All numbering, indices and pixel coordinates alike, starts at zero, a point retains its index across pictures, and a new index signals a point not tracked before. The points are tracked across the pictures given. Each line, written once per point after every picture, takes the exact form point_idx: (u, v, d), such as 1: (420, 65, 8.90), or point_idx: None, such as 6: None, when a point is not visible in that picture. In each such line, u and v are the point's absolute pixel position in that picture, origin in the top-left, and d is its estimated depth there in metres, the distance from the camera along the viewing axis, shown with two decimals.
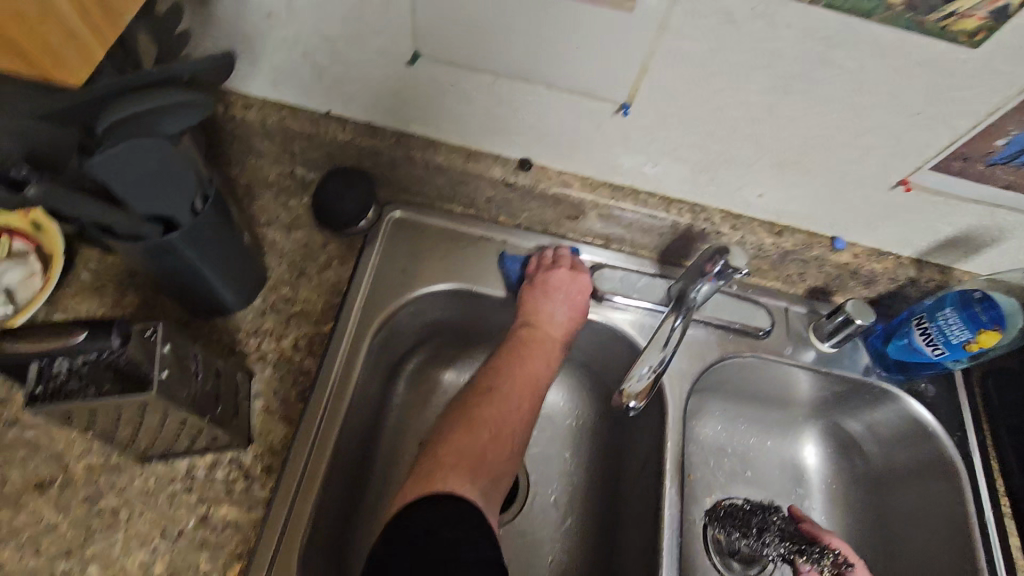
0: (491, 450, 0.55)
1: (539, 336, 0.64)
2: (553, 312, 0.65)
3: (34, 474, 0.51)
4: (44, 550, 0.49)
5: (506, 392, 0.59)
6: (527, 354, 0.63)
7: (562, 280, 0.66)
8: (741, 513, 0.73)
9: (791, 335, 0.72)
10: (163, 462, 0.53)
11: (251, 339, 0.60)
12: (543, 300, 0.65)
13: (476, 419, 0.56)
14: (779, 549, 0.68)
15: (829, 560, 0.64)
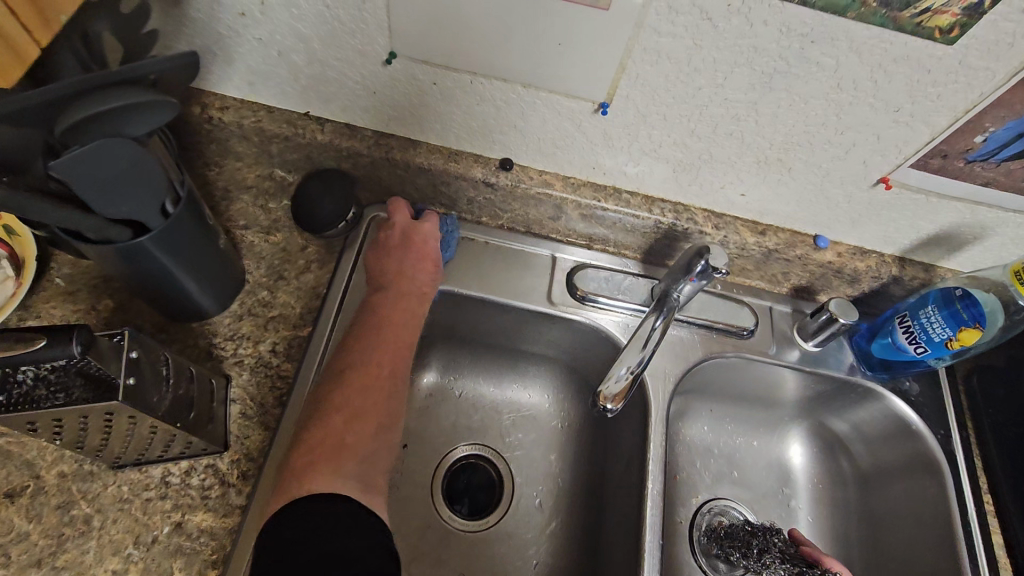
0: (351, 434, 0.54)
1: (399, 296, 0.63)
2: (403, 266, 0.64)
3: (4, 482, 0.50)
4: (14, 560, 0.48)
5: (360, 369, 0.58)
6: (385, 319, 0.61)
7: (409, 232, 0.65)
8: (741, 533, 0.67)
9: (776, 334, 0.72)
10: (137, 468, 0.52)
11: (228, 343, 0.59)
12: (405, 254, 0.65)
13: (352, 399, 0.56)
14: (780, 573, 0.62)
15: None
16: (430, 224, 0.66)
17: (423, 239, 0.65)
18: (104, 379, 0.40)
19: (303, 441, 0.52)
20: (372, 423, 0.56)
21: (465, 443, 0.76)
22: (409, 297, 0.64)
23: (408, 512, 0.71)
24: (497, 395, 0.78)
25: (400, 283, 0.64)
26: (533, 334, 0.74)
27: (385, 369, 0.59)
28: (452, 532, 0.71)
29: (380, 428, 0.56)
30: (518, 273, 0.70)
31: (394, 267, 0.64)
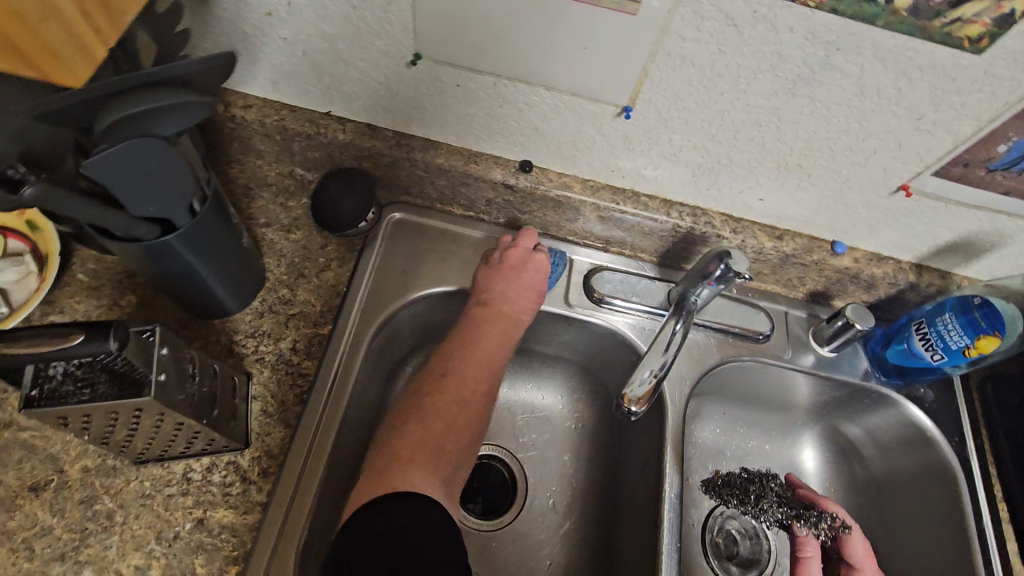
0: (450, 442, 0.56)
1: (477, 310, 0.64)
2: (508, 292, 0.64)
3: (28, 475, 0.50)
4: (38, 553, 0.48)
5: (427, 390, 0.59)
6: (480, 346, 0.62)
7: (529, 257, 0.66)
8: (739, 481, 0.71)
9: (791, 338, 0.72)
10: (159, 464, 0.52)
11: (249, 340, 0.59)
12: (509, 279, 0.64)
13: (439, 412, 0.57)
14: (777, 516, 0.69)
15: (827, 524, 0.67)
16: (543, 254, 0.66)
17: (528, 267, 0.65)
18: (134, 373, 0.40)
19: (379, 451, 0.54)
20: (462, 431, 0.57)
21: (478, 443, 0.76)
22: (507, 322, 0.64)
23: None
24: (511, 395, 0.78)
25: (510, 309, 0.64)
26: (548, 336, 0.74)
27: (468, 390, 0.59)
28: (465, 531, 0.72)
29: (469, 439, 0.58)
30: None
31: (530, 290, 0.65)
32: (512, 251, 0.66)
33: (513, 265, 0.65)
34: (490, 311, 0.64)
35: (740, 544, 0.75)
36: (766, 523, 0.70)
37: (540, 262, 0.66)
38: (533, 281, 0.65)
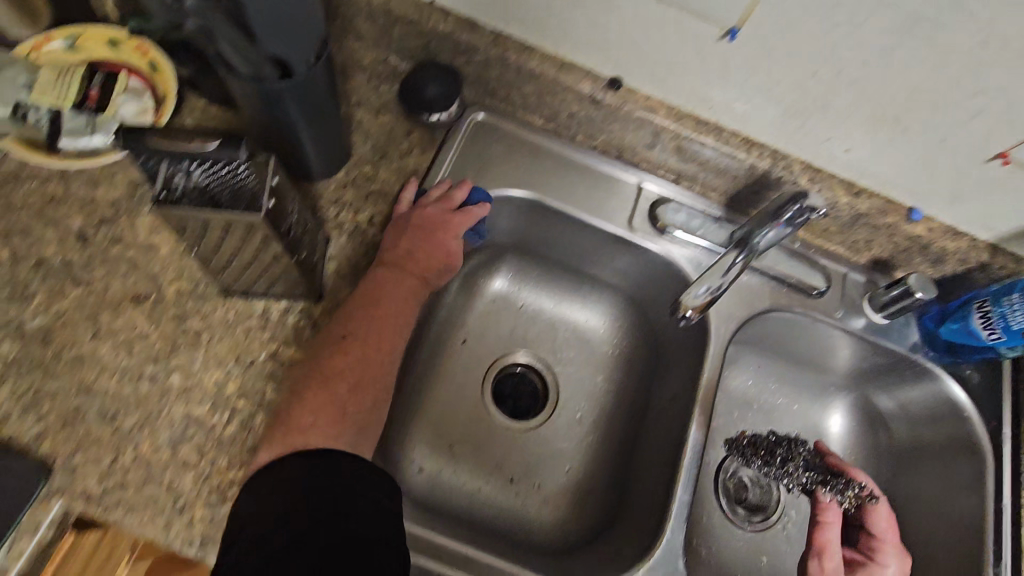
0: (351, 405, 0.53)
1: (403, 275, 0.60)
2: (417, 252, 0.61)
3: (131, 286, 0.56)
4: (136, 353, 0.54)
5: (361, 340, 0.55)
6: (386, 298, 0.58)
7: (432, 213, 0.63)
8: (767, 443, 0.78)
9: (845, 300, 0.72)
10: (243, 299, 0.58)
11: (331, 206, 0.63)
12: (439, 238, 0.62)
13: (342, 373, 0.53)
14: (803, 479, 0.76)
15: (853, 492, 0.72)
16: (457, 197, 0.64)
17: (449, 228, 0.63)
18: (256, 188, 0.44)
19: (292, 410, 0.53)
20: (365, 398, 0.54)
21: (519, 350, 0.80)
22: (412, 280, 0.60)
23: (460, 400, 0.76)
24: (557, 312, 0.81)
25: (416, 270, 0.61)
26: (603, 259, 0.76)
27: (385, 345, 0.57)
28: (493, 426, 0.76)
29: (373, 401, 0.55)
30: (603, 193, 0.71)
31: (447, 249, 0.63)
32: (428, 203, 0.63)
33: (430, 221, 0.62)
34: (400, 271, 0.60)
35: (749, 492, 0.77)
36: (792, 485, 0.76)
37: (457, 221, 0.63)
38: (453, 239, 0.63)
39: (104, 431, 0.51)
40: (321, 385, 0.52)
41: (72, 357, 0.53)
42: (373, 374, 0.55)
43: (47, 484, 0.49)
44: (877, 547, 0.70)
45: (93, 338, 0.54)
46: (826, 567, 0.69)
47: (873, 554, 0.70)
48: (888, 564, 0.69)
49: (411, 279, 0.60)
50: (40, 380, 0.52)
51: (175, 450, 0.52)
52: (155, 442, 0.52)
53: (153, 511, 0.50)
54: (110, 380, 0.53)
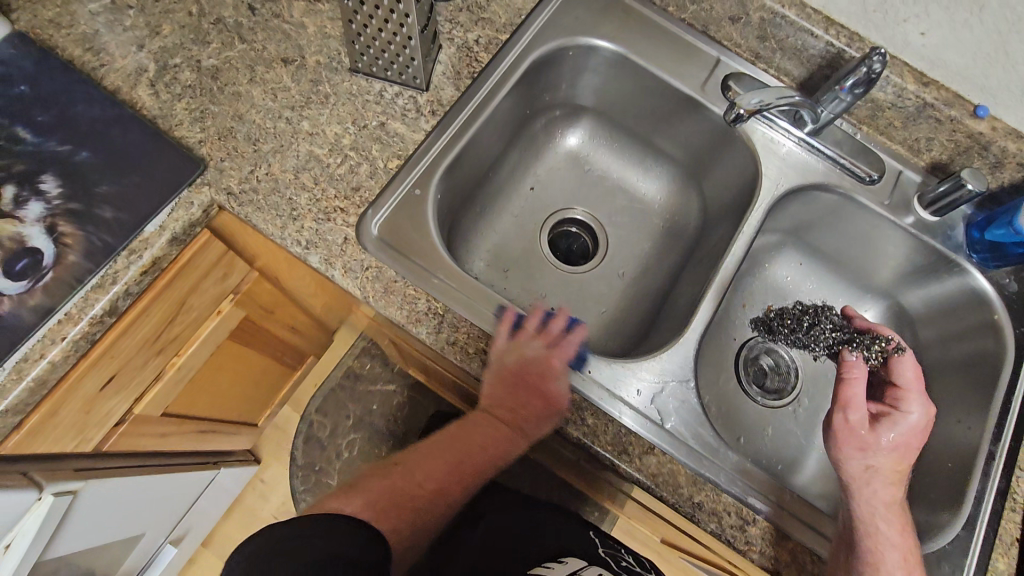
0: (415, 515, 0.61)
1: (500, 422, 0.65)
2: (508, 395, 0.64)
3: (283, 52, 0.69)
4: (279, 100, 0.67)
5: (453, 456, 0.65)
6: (464, 440, 0.66)
7: (545, 368, 0.62)
8: (794, 312, 0.80)
9: (895, 195, 0.76)
10: (366, 79, 0.69)
11: (447, 24, 0.74)
12: (536, 378, 0.62)
13: (428, 474, 0.64)
14: (829, 339, 0.76)
15: (879, 347, 0.70)
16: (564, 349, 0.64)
17: (550, 371, 0.62)
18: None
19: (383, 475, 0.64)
20: (423, 521, 0.62)
21: (577, 208, 0.88)
22: (506, 429, 0.65)
23: (518, 237, 0.85)
24: (619, 179, 0.89)
25: (505, 414, 0.65)
26: (669, 127, 0.83)
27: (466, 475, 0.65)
28: (545, 264, 0.85)
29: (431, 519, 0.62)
30: (683, 57, 0.78)
31: (535, 395, 0.62)
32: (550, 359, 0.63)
33: (536, 373, 0.62)
34: (507, 425, 0.65)
35: (768, 378, 0.83)
36: (819, 348, 0.77)
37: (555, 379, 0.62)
38: (548, 384, 0.62)
39: (247, 149, 0.65)
40: (362, 488, 0.61)
41: (232, 92, 0.66)
42: (416, 492, 0.62)
43: (201, 173, 0.62)
44: (902, 396, 0.66)
45: (249, 82, 0.67)
46: (850, 422, 0.64)
47: (897, 404, 0.66)
48: (912, 410, 0.65)
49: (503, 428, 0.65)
50: (206, 103, 0.66)
51: (297, 175, 0.64)
52: (283, 166, 0.65)
53: (275, 214, 0.63)
54: (257, 115, 0.66)
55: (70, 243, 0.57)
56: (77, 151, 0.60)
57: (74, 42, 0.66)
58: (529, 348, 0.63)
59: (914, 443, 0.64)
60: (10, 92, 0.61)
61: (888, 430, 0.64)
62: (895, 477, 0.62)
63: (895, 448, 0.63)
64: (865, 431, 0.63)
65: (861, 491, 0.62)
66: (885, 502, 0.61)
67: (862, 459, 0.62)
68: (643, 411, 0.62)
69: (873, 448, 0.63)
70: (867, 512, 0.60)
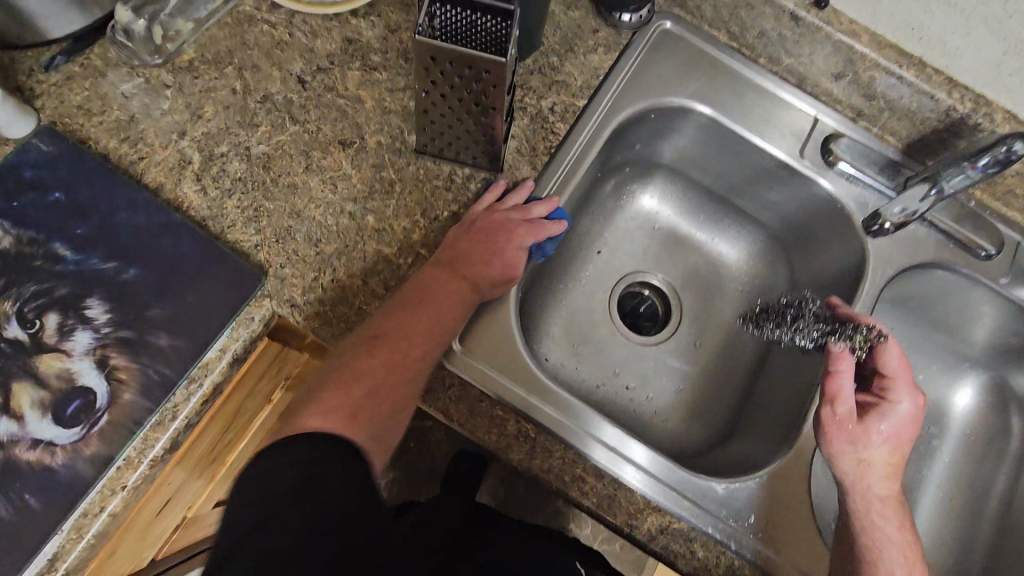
0: (379, 393, 0.50)
1: (451, 275, 0.55)
2: (478, 253, 0.57)
3: (340, 132, 0.61)
4: (340, 190, 0.60)
5: (405, 313, 0.53)
6: (400, 328, 0.52)
7: (505, 228, 0.58)
8: (777, 308, 0.74)
9: (1014, 268, 0.69)
10: (433, 161, 0.62)
11: (518, 90, 0.66)
12: (502, 243, 0.57)
13: (390, 344, 0.51)
14: (813, 335, 0.67)
15: (862, 336, 0.62)
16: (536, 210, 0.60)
17: (516, 239, 0.57)
18: (502, 38, 0.47)
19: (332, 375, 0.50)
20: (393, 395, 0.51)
21: (650, 274, 0.81)
22: (464, 286, 0.56)
23: (589, 309, 0.78)
24: (694, 240, 0.81)
25: (467, 271, 0.56)
26: (755, 190, 0.75)
27: (413, 350, 0.52)
28: (615, 335, 0.78)
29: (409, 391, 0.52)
30: (777, 119, 0.70)
31: (506, 258, 0.58)
32: (515, 226, 0.58)
33: (498, 233, 0.57)
34: (452, 274, 0.55)
35: None
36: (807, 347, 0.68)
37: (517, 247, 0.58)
38: (517, 250, 0.58)
39: (309, 253, 0.58)
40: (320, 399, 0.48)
41: (287, 183, 0.59)
42: (370, 390, 0.50)
43: (262, 287, 0.56)
44: (889, 386, 0.60)
45: (305, 171, 0.60)
46: (838, 416, 0.57)
47: (884, 394, 0.60)
48: (902, 401, 0.59)
49: (460, 284, 0.55)
50: (260, 199, 0.58)
51: (365, 280, 0.58)
52: (350, 270, 0.58)
53: (344, 328, 0.56)
54: (316, 210, 0.59)
55: (125, 378, 0.51)
56: (124, 268, 0.54)
57: (110, 132, 0.58)
58: (499, 213, 0.58)
59: (906, 434, 0.59)
60: (44, 199, 0.54)
61: (878, 421, 0.58)
62: (890, 472, 0.57)
63: (888, 440, 0.58)
64: (854, 423, 0.57)
65: (855, 486, 0.57)
66: (881, 496, 0.56)
67: (855, 452, 0.57)
68: (757, 538, 0.56)
69: (865, 441, 0.57)
70: (863, 508, 0.56)
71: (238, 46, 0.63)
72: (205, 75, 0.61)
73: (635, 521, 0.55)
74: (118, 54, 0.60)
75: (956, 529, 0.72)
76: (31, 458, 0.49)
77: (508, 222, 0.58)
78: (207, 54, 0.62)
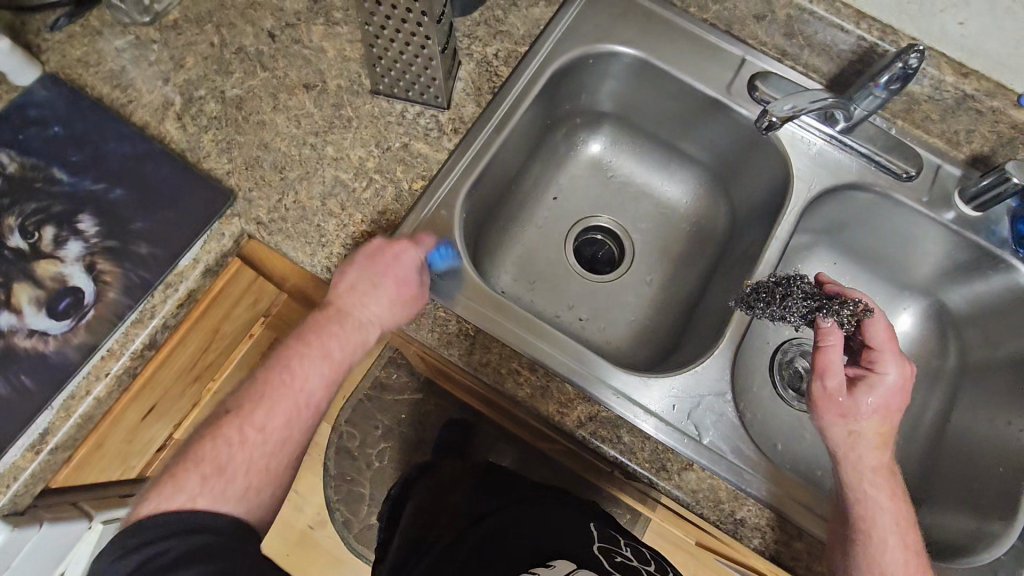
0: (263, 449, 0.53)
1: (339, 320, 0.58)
2: (361, 286, 0.59)
3: (304, 78, 0.69)
4: (303, 125, 0.67)
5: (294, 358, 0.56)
6: (300, 368, 0.56)
7: (387, 248, 0.60)
8: (765, 285, 0.65)
9: (934, 190, 0.73)
10: (386, 100, 0.69)
11: (465, 39, 0.73)
12: (389, 266, 0.59)
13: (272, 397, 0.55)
14: (800, 311, 0.64)
15: (850, 311, 0.62)
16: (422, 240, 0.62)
17: (402, 256, 0.60)
18: None
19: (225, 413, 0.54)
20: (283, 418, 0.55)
21: (603, 215, 0.87)
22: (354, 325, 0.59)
23: (545, 246, 0.84)
24: (642, 184, 0.87)
25: (357, 315, 0.59)
26: (695, 130, 0.81)
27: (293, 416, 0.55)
28: (571, 272, 0.83)
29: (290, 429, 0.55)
30: (706, 59, 0.76)
31: (398, 279, 0.59)
32: (396, 249, 0.60)
33: (374, 259, 0.59)
34: (338, 314, 0.58)
35: (804, 381, 0.79)
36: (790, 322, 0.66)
37: (407, 265, 0.60)
38: (405, 267, 0.60)
39: (274, 178, 0.65)
40: (195, 461, 0.51)
41: (256, 121, 0.67)
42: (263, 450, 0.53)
43: (232, 205, 0.63)
44: (876, 357, 0.62)
45: (273, 110, 0.68)
46: (829, 390, 0.60)
47: (872, 365, 0.61)
48: (888, 370, 0.61)
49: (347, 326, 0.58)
50: (232, 133, 0.66)
51: (324, 202, 0.65)
52: (309, 193, 0.65)
53: (304, 242, 0.63)
54: (282, 142, 0.66)
55: (109, 280, 0.59)
56: (112, 189, 0.62)
57: (103, 80, 0.67)
58: (380, 243, 0.60)
59: (894, 403, 0.60)
60: (46, 134, 0.63)
61: (865, 393, 0.60)
62: (881, 440, 0.59)
63: (876, 411, 0.59)
64: (844, 396, 0.60)
65: (847, 457, 0.59)
66: (872, 466, 0.58)
67: (845, 424, 0.59)
68: (680, 427, 0.61)
69: (854, 413, 0.59)
70: (853, 477, 0.58)
71: (215, 6, 0.71)
72: (187, 31, 0.70)
73: (565, 409, 0.61)
74: (112, 16, 0.69)
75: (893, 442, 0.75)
76: (28, 345, 0.56)
77: (386, 246, 0.60)
78: (190, 14, 0.71)
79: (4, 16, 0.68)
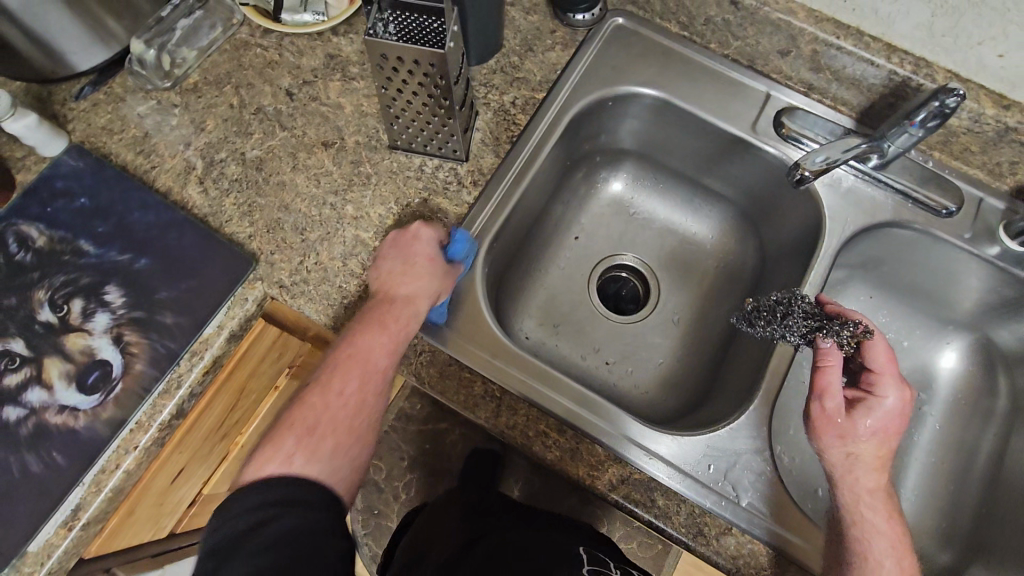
0: (340, 419, 0.54)
1: (384, 303, 0.58)
2: (397, 269, 0.59)
3: (322, 135, 0.69)
4: (322, 184, 0.67)
5: (362, 327, 0.57)
6: (365, 340, 0.56)
7: (412, 234, 0.61)
8: (765, 304, 0.65)
9: (977, 225, 0.69)
10: (405, 154, 0.69)
11: (482, 88, 0.73)
12: (413, 247, 0.60)
13: (345, 370, 0.55)
14: (801, 330, 0.62)
15: (850, 332, 0.61)
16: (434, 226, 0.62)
17: (421, 234, 0.61)
18: (441, 34, 0.54)
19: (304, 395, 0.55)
20: (360, 388, 0.55)
21: (626, 254, 0.85)
22: (399, 300, 0.58)
23: (570, 288, 0.82)
24: (666, 220, 0.85)
25: (400, 289, 0.58)
26: (719, 167, 0.79)
27: (364, 389, 0.55)
28: (595, 314, 0.81)
29: (369, 405, 0.55)
30: (729, 97, 0.74)
31: (425, 254, 0.60)
32: (409, 237, 0.61)
33: (399, 243, 0.61)
34: (384, 296, 0.58)
35: None
36: (792, 344, 0.63)
37: (428, 245, 0.61)
38: (427, 242, 0.61)
39: (296, 240, 0.65)
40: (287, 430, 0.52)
41: (277, 181, 0.67)
42: (350, 413, 0.54)
43: (254, 270, 0.63)
44: (876, 381, 0.60)
45: (292, 170, 0.68)
46: (827, 410, 0.58)
47: (871, 388, 0.59)
48: (887, 394, 0.59)
49: (392, 303, 0.58)
50: (253, 196, 0.66)
51: (345, 262, 0.64)
52: (331, 253, 0.64)
53: (326, 304, 0.63)
54: (302, 203, 0.66)
55: (136, 352, 0.59)
56: (137, 259, 0.62)
57: (127, 147, 0.68)
58: (413, 227, 0.61)
59: (894, 428, 0.58)
60: (73, 206, 0.64)
61: (864, 415, 0.58)
62: (878, 464, 0.57)
63: (874, 434, 0.57)
64: (843, 418, 0.58)
65: (844, 479, 0.57)
66: (869, 489, 0.56)
67: (844, 446, 0.57)
68: (716, 488, 0.59)
69: (853, 435, 0.57)
70: (848, 501, 0.56)
71: (234, 67, 0.72)
72: (207, 93, 0.71)
73: (596, 472, 0.59)
74: (135, 83, 0.70)
75: (940, 489, 0.72)
76: (59, 421, 0.57)
77: (405, 236, 0.61)
78: (209, 76, 0.71)
79: (32, 88, 0.70)
